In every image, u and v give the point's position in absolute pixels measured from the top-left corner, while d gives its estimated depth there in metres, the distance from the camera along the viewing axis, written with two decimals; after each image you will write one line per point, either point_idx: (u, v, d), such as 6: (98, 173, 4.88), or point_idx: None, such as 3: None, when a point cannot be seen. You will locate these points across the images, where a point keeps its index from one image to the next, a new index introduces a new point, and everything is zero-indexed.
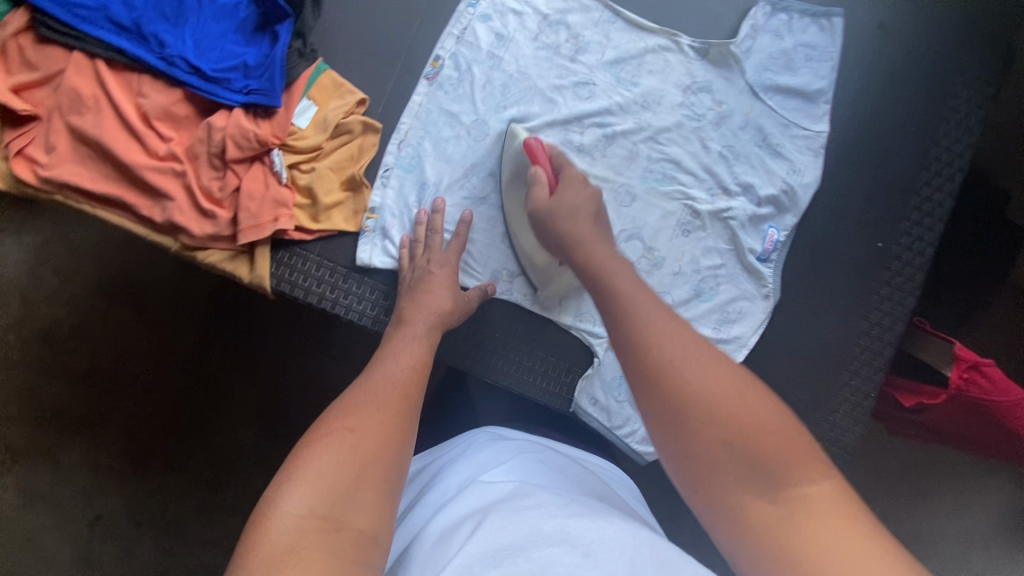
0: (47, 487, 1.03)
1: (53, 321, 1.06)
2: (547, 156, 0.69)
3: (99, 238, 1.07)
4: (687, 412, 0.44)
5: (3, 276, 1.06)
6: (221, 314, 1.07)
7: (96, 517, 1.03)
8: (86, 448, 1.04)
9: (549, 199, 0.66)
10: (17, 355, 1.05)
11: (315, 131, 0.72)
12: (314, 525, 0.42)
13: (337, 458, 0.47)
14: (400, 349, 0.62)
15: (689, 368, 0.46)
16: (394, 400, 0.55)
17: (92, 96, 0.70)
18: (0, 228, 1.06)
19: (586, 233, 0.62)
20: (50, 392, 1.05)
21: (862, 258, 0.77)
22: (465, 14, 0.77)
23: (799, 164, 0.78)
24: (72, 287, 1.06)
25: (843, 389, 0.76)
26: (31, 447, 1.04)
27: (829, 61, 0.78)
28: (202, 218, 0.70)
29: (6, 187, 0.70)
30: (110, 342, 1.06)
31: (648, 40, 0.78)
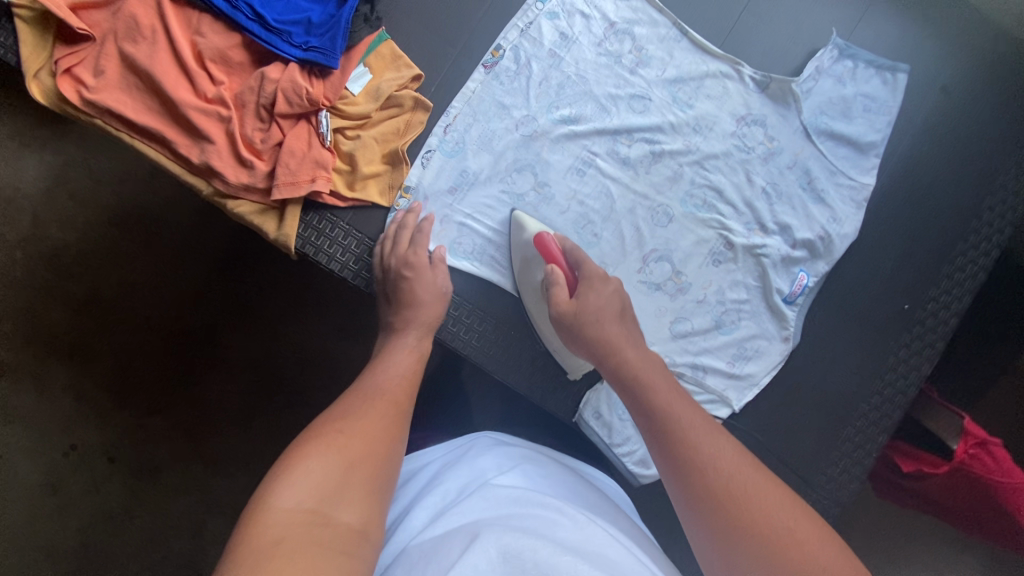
0: (27, 409, 1.02)
1: (61, 245, 1.05)
2: (561, 255, 0.69)
3: (122, 171, 1.07)
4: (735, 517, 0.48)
5: (19, 190, 1.05)
6: (234, 267, 1.06)
7: (71, 447, 1.02)
8: (74, 376, 1.03)
9: (572, 302, 0.66)
10: (19, 273, 1.04)
11: (366, 100, 0.71)
12: (303, 518, 0.42)
13: (325, 460, 0.48)
14: (387, 362, 0.65)
15: (685, 418, 0.57)
16: (383, 406, 0.58)
17: (149, 26, 0.70)
18: (25, 142, 1.06)
19: (618, 335, 0.64)
20: (45, 315, 1.04)
21: (887, 318, 0.77)
22: (534, 8, 0.76)
23: (840, 213, 0.77)
24: (86, 214, 1.06)
25: (844, 444, 0.75)
26: (16, 367, 1.03)
27: (886, 116, 0.77)
28: (240, 166, 0.69)
29: (48, 103, 0.70)
30: (116, 276, 1.05)
31: (710, 65, 0.77)
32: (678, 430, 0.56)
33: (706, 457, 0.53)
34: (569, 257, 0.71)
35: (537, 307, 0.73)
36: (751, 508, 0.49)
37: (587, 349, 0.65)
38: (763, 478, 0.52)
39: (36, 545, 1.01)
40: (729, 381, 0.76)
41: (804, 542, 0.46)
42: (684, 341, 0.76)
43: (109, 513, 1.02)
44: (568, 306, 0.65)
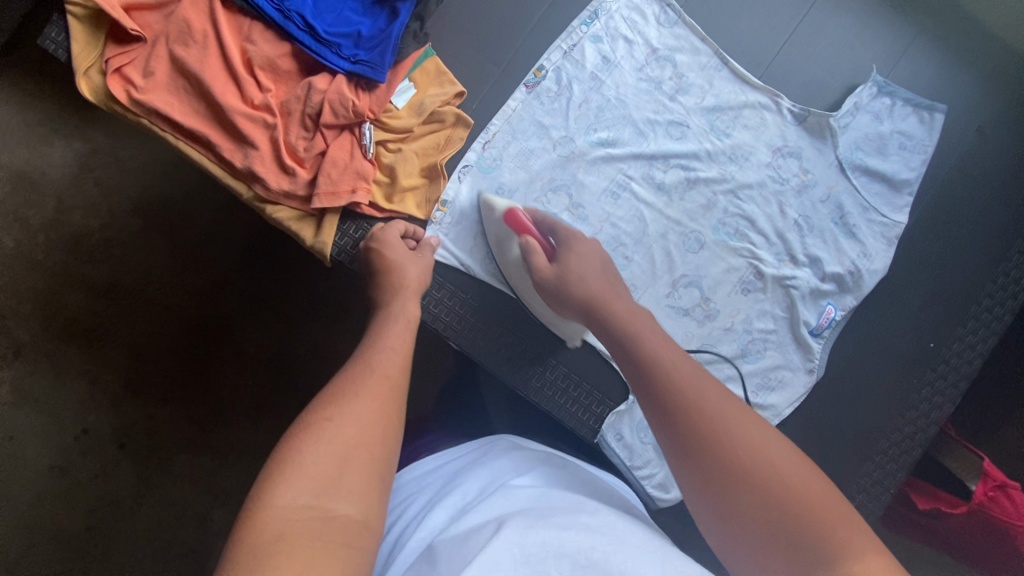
0: (42, 391, 1.04)
1: (85, 231, 1.06)
2: (532, 225, 0.70)
3: (151, 162, 1.08)
4: (717, 460, 0.47)
5: (46, 175, 1.06)
6: (257, 262, 1.07)
7: (83, 432, 1.03)
8: (91, 361, 1.04)
9: (553, 266, 0.67)
10: (42, 256, 1.05)
11: (410, 114, 0.72)
12: (301, 516, 0.41)
13: (320, 449, 0.46)
14: (387, 325, 0.61)
15: (697, 390, 0.52)
16: (380, 381, 0.54)
17: (200, 31, 0.71)
18: (55, 128, 1.07)
19: (602, 289, 0.65)
20: (67, 299, 1.05)
21: (911, 355, 0.77)
22: (578, 31, 0.77)
23: (870, 249, 0.77)
24: (111, 202, 1.07)
25: (863, 478, 0.75)
26: (34, 349, 1.04)
27: (922, 155, 0.78)
28: (282, 173, 0.70)
29: (96, 100, 0.71)
30: (138, 264, 1.06)
31: (749, 95, 0.78)
32: (662, 377, 0.54)
33: (690, 400, 0.51)
34: (540, 226, 0.73)
35: (520, 281, 0.73)
36: (730, 448, 0.47)
37: (578, 309, 0.65)
38: (742, 412, 0.51)
39: (44, 526, 1.02)
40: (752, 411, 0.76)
41: (807, 494, 0.44)
42: (710, 368, 0.76)
43: (118, 499, 1.03)
44: (551, 272, 0.67)
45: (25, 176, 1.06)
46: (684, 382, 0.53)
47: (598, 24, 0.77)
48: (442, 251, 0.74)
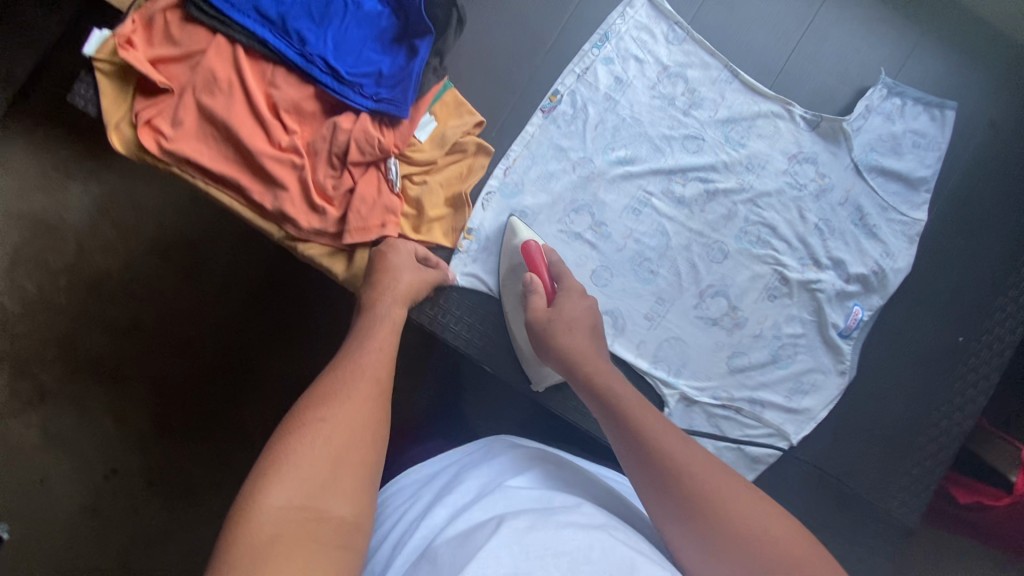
0: (71, 432, 1.05)
1: (104, 272, 1.07)
2: (544, 264, 0.71)
3: (166, 200, 1.09)
4: (696, 500, 0.48)
5: (64, 221, 1.07)
6: (279, 295, 1.08)
7: (112, 470, 1.05)
8: (116, 401, 1.06)
9: (547, 310, 0.67)
10: (64, 300, 1.07)
11: (432, 147, 0.74)
12: (296, 516, 0.43)
13: (312, 452, 0.48)
14: (373, 329, 0.63)
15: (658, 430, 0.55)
16: (367, 386, 0.56)
17: (226, 79, 0.72)
18: (70, 174, 1.08)
19: (585, 349, 0.65)
20: (90, 341, 1.06)
21: (942, 349, 0.78)
22: (590, 54, 0.78)
23: (892, 248, 0.78)
24: (129, 243, 1.08)
25: (903, 477, 0.76)
26: (61, 391, 1.05)
27: (936, 152, 0.79)
28: (311, 212, 0.72)
29: (128, 153, 0.74)
30: (158, 302, 1.07)
31: (761, 105, 0.79)
32: (644, 432, 0.55)
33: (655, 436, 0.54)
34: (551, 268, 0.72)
35: (514, 313, 0.74)
36: (714, 495, 0.48)
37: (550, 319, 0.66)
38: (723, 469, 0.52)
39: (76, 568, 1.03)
40: (785, 416, 0.77)
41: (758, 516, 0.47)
42: (742, 376, 0.77)
43: (151, 537, 1.04)
44: (545, 314, 0.67)
45: (44, 223, 1.07)
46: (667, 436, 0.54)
47: (609, 46, 0.79)
48: (465, 277, 0.76)
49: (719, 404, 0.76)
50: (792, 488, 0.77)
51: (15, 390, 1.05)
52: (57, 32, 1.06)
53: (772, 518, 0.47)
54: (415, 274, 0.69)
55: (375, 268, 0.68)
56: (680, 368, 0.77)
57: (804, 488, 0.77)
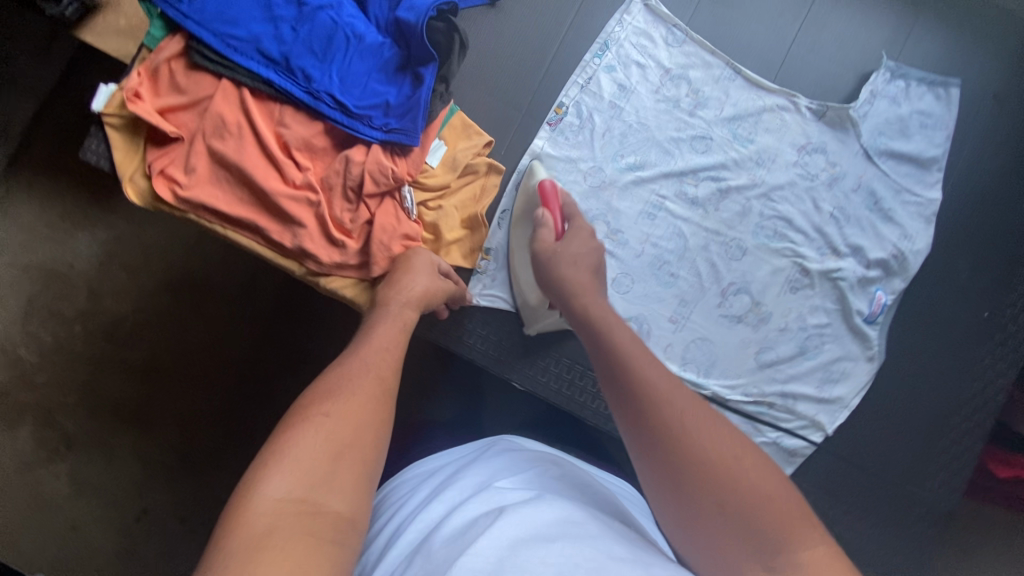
0: (99, 477, 0.97)
1: (119, 315, 1.00)
2: (557, 200, 0.71)
3: (173, 237, 1.01)
4: (682, 453, 0.45)
5: (72, 267, 1.00)
6: (296, 318, 1.00)
7: (142, 511, 0.97)
8: (141, 440, 0.98)
9: (554, 244, 0.68)
10: (81, 347, 0.99)
11: (445, 171, 0.75)
12: (292, 508, 0.40)
13: (313, 446, 0.45)
14: (376, 327, 0.62)
15: (651, 375, 0.51)
16: (369, 384, 0.54)
17: (235, 122, 0.72)
18: (72, 220, 1.01)
19: (586, 284, 0.64)
20: (110, 384, 0.99)
21: (970, 325, 0.78)
22: (591, 64, 0.79)
23: (910, 230, 0.78)
24: (140, 282, 1.00)
25: (941, 456, 0.76)
26: (86, 435, 0.98)
27: (943, 130, 0.79)
28: (331, 246, 0.72)
29: (144, 204, 0.73)
30: (174, 335, 1.00)
31: (766, 99, 0.79)
32: (639, 379, 0.51)
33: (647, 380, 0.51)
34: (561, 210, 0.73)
35: (521, 253, 0.76)
36: (704, 451, 0.45)
37: None
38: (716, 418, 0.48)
39: None
40: (818, 406, 0.77)
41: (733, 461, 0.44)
42: (772, 370, 0.77)
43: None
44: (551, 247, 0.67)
45: (53, 271, 1.00)
46: (660, 385, 0.51)
47: (609, 54, 0.79)
48: (486, 298, 0.76)
49: (751, 400, 0.77)
50: (833, 478, 0.77)
51: (40, 441, 0.97)
52: (52, 82, 0.99)
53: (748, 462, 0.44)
54: (431, 279, 0.68)
55: (398, 266, 0.69)
56: (709, 368, 0.77)
57: (846, 477, 0.77)
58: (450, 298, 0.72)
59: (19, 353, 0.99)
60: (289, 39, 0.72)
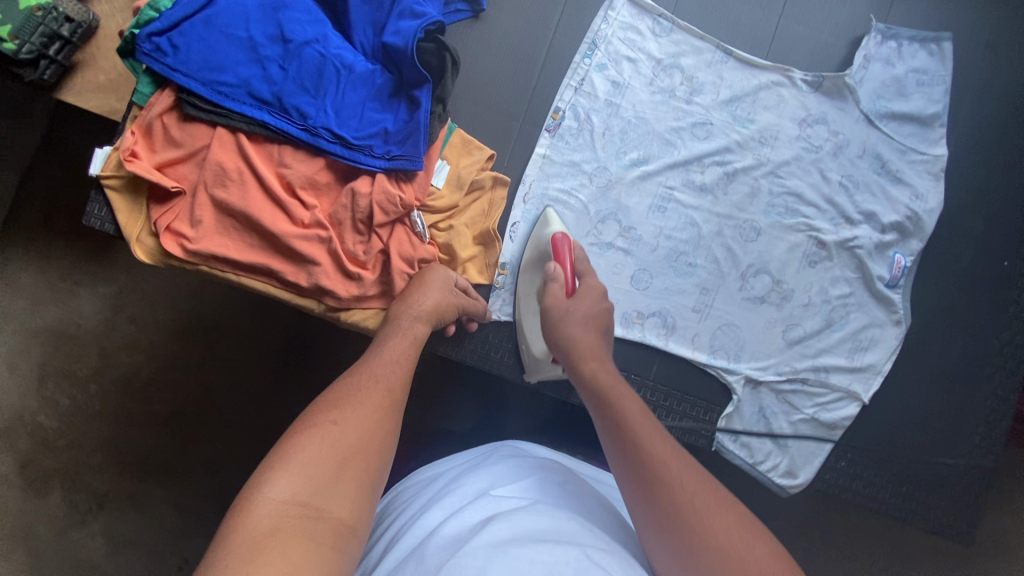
0: (136, 533, 0.95)
1: (133, 369, 0.98)
2: (568, 250, 0.69)
3: (178, 285, 1.00)
4: (694, 540, 0.43)
5: (80, 328, 0.99)
6: (313, 350, 0.99)
7: (184, 561, 0.95)
8: (172, 492, 0.96)
9: (564, 299, 0.65)
10: (100, 406, 0.97)
11: (451, 190, 0.74)
12: (295, 512, 0.40)
13: (319, 449, 0.45)
14: (388, 338, 0.62)
15: (641, 429, 0.52)
16: (378, 394, 0.53)
17: (235, 169, 0.71)
18: (76, 282, 0.99)
19: (591, 346, 0.61)
20: (134, 440, 0.97)
21: (991, 275, 0.78)
22: (582, 65, 0.78)
23: (920, 189, 0.78)
24: (150, 334, 0.99)
25: (980, 409, 0.77)
26: (117, 494, 0.95)
27: (942, 86, 0.79)
28: (348, 280, 0.72)
29: (153, 262, 0.72)
30: (191, 382, 0.98)
31: (761, 77, 0.79)
32: (631, 435, 0.51)
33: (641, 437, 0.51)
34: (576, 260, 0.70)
35: (529, 301, 0.74)
36: (703, 524, 0.44)
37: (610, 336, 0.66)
38: (727, 508, 0.46)
39: None
40: (851, 376, 0.77)
41: (725, 529, 0.44)
42: (801, 347, 0.77)
43: None
44: (558, 304, 0.65)
45: (62, 334, 0.98)
46: (669, 466, 0.48)
47: (599, 52, 0.78)
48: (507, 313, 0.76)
49: (785, 378, 0.76)
50: (879, 444, 0.77)
51: (71, 503, 0.95)
52: (35, 143, 0.98)
53: (741, 534, 0.44)
54: (445, 294, 0.67)
55: (412, 282, 0.69)
56: (739, 352, 0.77)
57: (891, 442, 0.77)
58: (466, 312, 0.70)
59: (39, 420, 0.96)
60: (279, 78, 0.71)
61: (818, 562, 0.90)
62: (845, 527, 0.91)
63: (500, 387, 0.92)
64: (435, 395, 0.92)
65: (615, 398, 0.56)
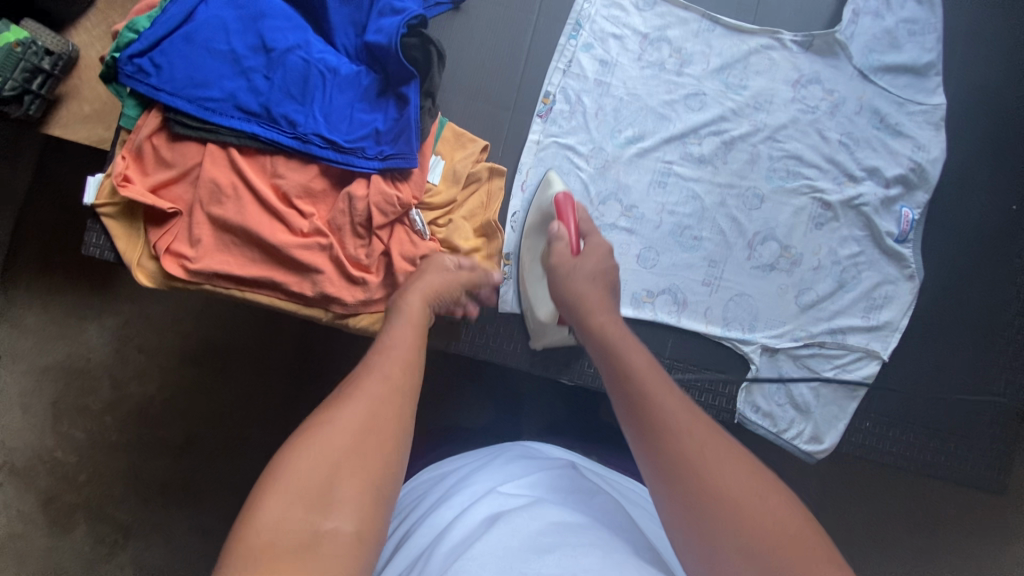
0: (165, 560, 0.95)
1: (146, 397, 0.98)
2: (573, 211, 0.68)
3: (183, 309, 1.00)
4: (684, 461, 0.44)
5: (89, 361, 0.98)
6: (322, 360, 0.99)
7: None
8: (198, 516, 0.96)
9: (572, 258, 0.66)
10: (116, 437, 0.97)
11: (448, 185, 0.74)
12: (295, 532, 0.37)
13: (318, 458, 0.41)
14: (394, 327, 0.57)
15: (640, 367, 0.54)
16: (382, 388, 0.48)
17: (229, 184, 0.70)
18: (81, 315, 0.99)
19: (593, 299, 0.63)
20: (153, 467, 0.96)
21: (1000, 221, 0.77)
22: (568, 46, 0.77)
23: (922, 140, 0.77)
24: (160, 360, 0.99)
25: (1001, 357, 0.76)
26: (142, 522, 0.95)
27: (934, 34, 0.78)
28: (353, 285, 0.71)
29: (156, 286, 0.71)
30: (204, 404, 0.98)
31: (750, 42, 0.78)
32: (632, 376, 0.53)
33: (637, 374, 0.53)
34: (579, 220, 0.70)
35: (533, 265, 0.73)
36: (691, 448, 0.45)
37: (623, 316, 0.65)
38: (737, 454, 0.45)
39: None
40: (869, 335, 0.76)
41: (710, 453, 0.45)
42: (815, 311, 0.76)
43: None
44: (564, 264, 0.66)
45: (72, 369, 0.98)
46: (661, 392, 0.51)
47: (584, 32, 0.77)
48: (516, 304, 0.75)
49: (802, 344, 0.76)
50: (904, 401, 0.76)
51: (97, 536, 0.95)
52: (26, 180, 0.98)
53: (726, 456, 0.44)
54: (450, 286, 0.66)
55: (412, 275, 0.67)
56: (753, 322, 0.76)
57: (915, 398, 0.76)
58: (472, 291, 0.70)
59: (57, 456, 0.96)
60: (265, 88, 0.71)
61: (851, 526, 0.89)
62: (874, 488, 0.90)
63: (515, 379, 0.91)
64: (451, 393, 0.91)
65: (623, 348, 0.57)
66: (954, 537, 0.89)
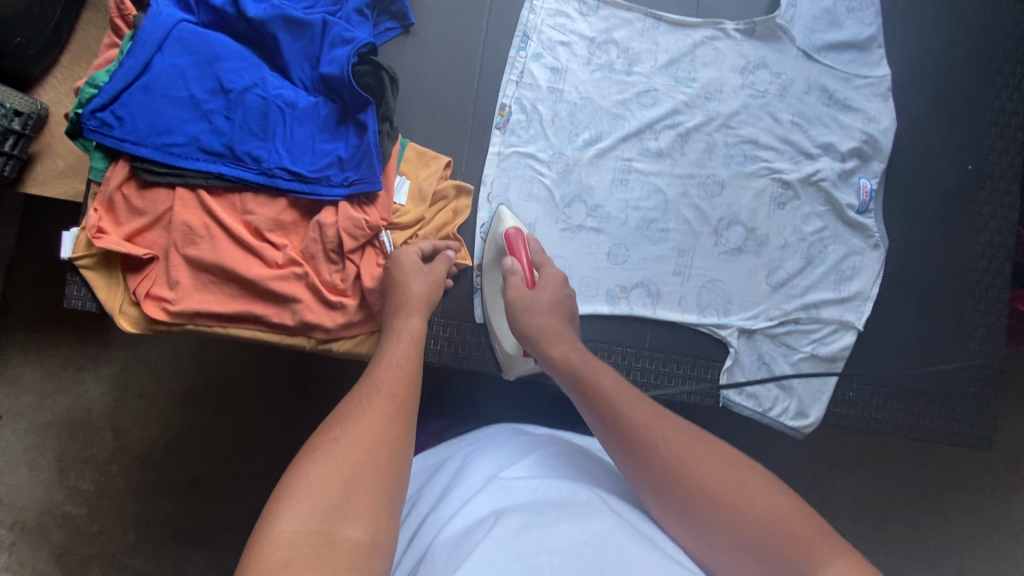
0: None
1: (149, 441, 0.99)
2: (524, 245, 0.71)
3: (174, 351, 1.01)
4: (664, 462, 0.49)
5: (88, 412, 0.99)
6: (315, 387, 1.00)
7: None
8: (211, 556, 0.96)
9: (526, 292, 0.67)
10: (122, 484, 0.98)
11: (415, 204, 0.76)
12: (309, 539, 0.40)
13: (325, 474, 0.45)
14: (390, 347, 0.61)
15: (604, 380, 0.57)
16: (380, 402, 0.52)
17: (202, 225, 0.72)
18: (76, 367, 1.00)
19: (555, 324, 0.65)
20: (162, 510, 0.97)
21: (958, 182, 0.79)
22: (519, 58, 0.79)
23: (871, 112, 0.79)
24: (158, 403, 1.00)
25: (974, 314, 0.77)
26: (156, 567, 0.96)
27: (871, 8, 0.80)
28: (332, 310, 0.73)
29: (141, 331, 0.72)
30: (205, 442, 0.99)
31: (694, 35, 0.80)
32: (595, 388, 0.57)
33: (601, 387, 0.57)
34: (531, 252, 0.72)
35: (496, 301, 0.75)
36: (666, 447, 0.50)
37: None
38: (710, 444, 0.51)
39: None
40: (841, 306, 0.77)
41: (681, 450, 0.49)
42: (787, 288, 0.78)
43: None
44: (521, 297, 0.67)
45: (72, 422, 0.99)
46: (627, 401, 0.54)
47: (533, 43, 0.79)
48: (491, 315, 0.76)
49: (777, 322, 0.77)
50: (884, 367, 0.77)
51: None
52: (8, 241, 0.99)
53: (694, 448, 0.50)
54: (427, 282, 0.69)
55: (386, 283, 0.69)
56: (728, 305, 0.77)
57: (894, 364, 0.77)
58: (449, 272, 0.74)
59: (66, 510, 0.97)
60: (227, 128, 0.72)
61: (853, 497, 0.90)
62: (870, 456, 0.91)
63: (505, 386, 0.92)
64: (444, 406, 0.92)
65: (592, 368, 0.59)
66: (953, 495, 0.91)
